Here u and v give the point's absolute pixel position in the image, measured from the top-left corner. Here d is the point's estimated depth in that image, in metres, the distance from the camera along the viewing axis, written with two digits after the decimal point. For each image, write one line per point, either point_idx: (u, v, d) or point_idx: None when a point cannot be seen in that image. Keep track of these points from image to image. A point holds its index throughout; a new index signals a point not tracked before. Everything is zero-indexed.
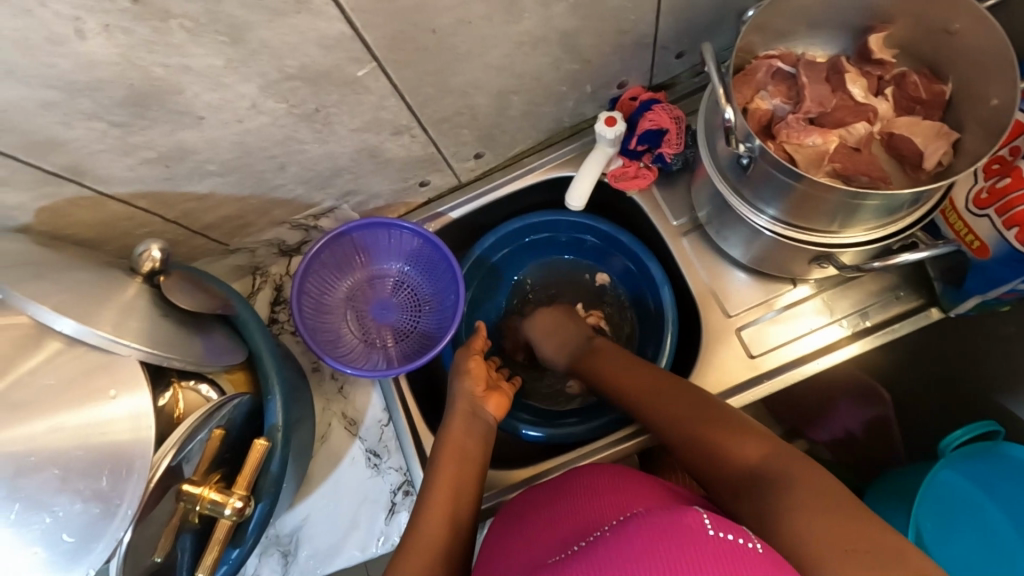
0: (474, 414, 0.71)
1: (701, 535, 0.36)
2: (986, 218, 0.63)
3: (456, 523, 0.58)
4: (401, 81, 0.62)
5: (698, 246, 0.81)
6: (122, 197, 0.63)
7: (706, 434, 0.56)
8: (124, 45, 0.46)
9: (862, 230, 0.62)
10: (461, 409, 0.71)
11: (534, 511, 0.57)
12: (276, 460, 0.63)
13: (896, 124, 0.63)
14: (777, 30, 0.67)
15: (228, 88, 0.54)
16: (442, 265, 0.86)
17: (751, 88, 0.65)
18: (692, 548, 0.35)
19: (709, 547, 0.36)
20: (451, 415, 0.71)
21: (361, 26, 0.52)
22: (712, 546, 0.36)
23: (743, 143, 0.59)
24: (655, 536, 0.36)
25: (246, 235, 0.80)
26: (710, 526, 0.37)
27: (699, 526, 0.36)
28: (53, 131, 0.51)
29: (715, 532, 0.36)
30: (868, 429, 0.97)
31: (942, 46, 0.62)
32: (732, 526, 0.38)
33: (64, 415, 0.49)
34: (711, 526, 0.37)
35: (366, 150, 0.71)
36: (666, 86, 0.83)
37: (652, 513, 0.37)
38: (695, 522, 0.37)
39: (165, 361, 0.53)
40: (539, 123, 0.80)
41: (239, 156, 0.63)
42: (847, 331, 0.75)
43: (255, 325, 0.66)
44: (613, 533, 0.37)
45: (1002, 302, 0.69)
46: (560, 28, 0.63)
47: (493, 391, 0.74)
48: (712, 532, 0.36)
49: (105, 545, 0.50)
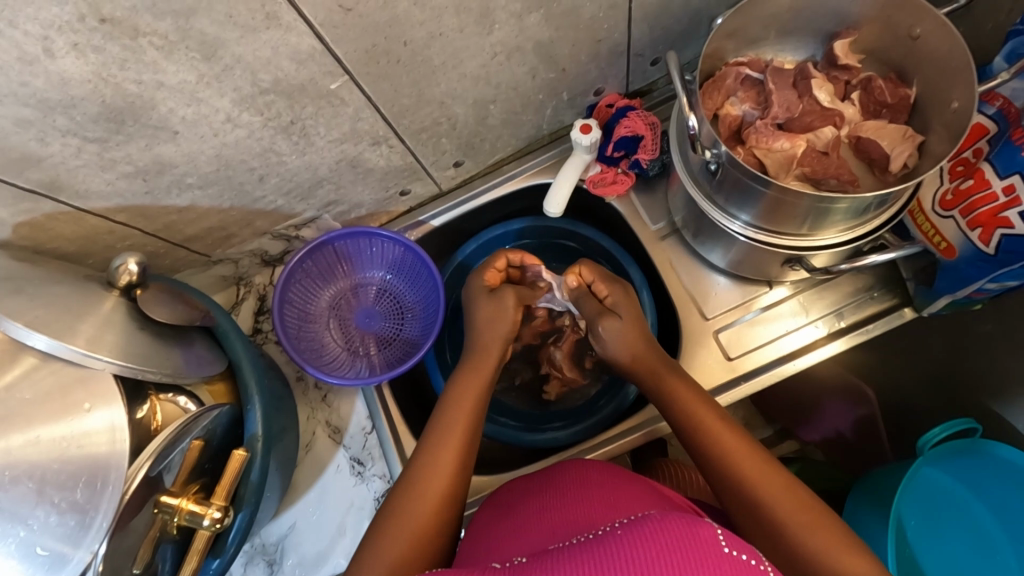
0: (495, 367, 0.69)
1: (714, 550, 0.37)
2: (951, 220, 0.65)
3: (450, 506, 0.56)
4: (376, 93, 0.63)
5: (677, 250, 0.82)
6: (102, 211, 0.63)
7: (786, 513, 0.52)
8: (96, 63, 0.46)
9: (833, 233, 0.63)
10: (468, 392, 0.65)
11: (517, 505, 0.57)
12: (257, 469, 0.64)
13: (863, 128, 0.64)
14: (747, 38, 0.68)
15: (202, 103, 0.54)
16: (424, 273, 0.87)
17: (721, 95, 0.66)
18: (706, 560, 0.36)
19: (724, 563, 0.36)
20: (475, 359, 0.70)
21: (333, 41, 0.53)
22: (726, 561, 0.36)
23: (710, 150, 0.60)
24: (670, 542, 0.36)
25: (229, 247, 0.81)
26: (726, 543, 0.37)
27: (714, 540, 0.37)
28: (28, 147, 0.51)
29: (729, 550, 0.37)
30: (857, 428, 0.99)
31: (906, 50, 0.63)
32: (744, 546, 0.38)
33: (40, 428, 0.50)
34: (723, 542, 0.37)
35: (345, 161, 0.72)
36: (643, 93, 0.84)
37: (665, 520, 0.38)
38: (710, 536, 0.37)
39: (142, 374, 0.54)
40: (518, 131, 0.81)
41: (218, 169, 0.64)
42: (823, 331, 0.76)
43: (235, 335, 0.67)
44: (625, 531, 0.37)
45: (972, 301, 0.70)
46: (533, 38, 0.64)
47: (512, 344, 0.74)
48: (725, 548, 0.37)
49: (81, 557, 0.50)
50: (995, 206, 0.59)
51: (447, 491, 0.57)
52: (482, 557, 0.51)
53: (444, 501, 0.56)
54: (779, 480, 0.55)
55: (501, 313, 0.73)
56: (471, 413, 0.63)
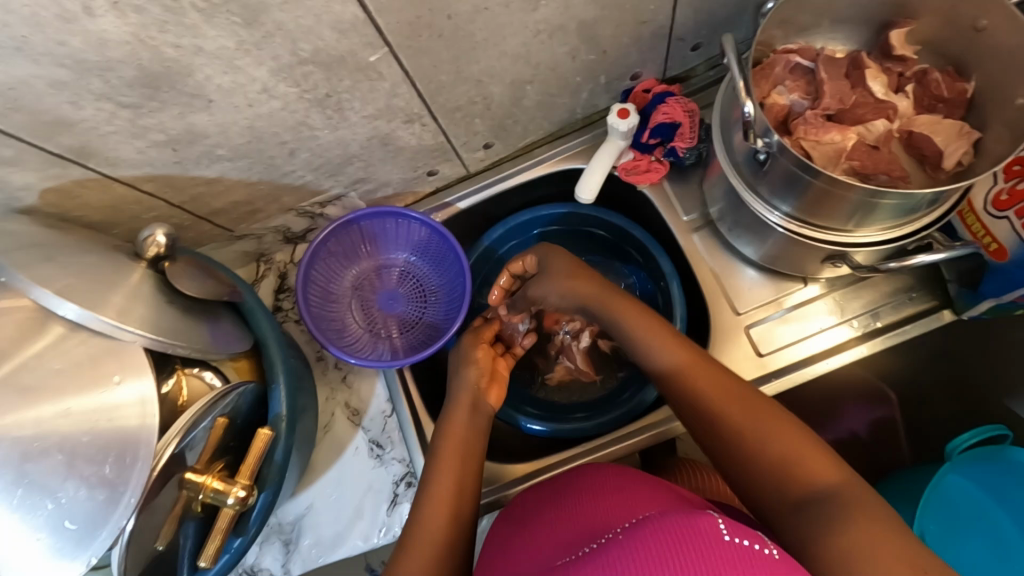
0: (476, 407, 0.69)
1: (715, 540, 0.35)
2: (1005, 221, 0.63)
3: (461, 507, 0.59)
4: (414, 68, 0.61)
5: (709, 242, 0.80)
6: (130, 180, 0.62)
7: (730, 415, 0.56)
8: (135, 24, 0.45)
9: (875, 230, 0.61)
10: (451, 451, 0.63)
11: (534, 516, 0.56)
12: (280, 449, 0.63)
13: (916, 123, 0.62)
14: (798, 24, 0.65)
15: (240, 71, 0.53)
16: (449, 256, 0.85)
17: (769, 83, 0.64)
18: (705, 549, 0.35)
19: (723, 552, 0.35)
20: (453, 407, 0.69)
21: (377, 10, 0.51)
22: (728, 550, 0.35)
23: (761, 138, 0.58)
24: (671, 542, 0.35)
25: (254, 222, 0.80)
26: (726, 531, 0.36)
27: (714, 531, 0.35)
28: (61, 111, 0.50)
29: (731, 537, 0.35)
30: (874, 430, 0.93)
31: (966, 43, 0.61)
32: (748, 532, 0.36)
33: (71, 399, 0.49)
34: (725, 531, 0.36)
35: (377, 138, 0.70)
36: (682, 79, 0.81)
37: (666, 518, 0.36)
38: (711, 528, 0.36)
39: (171, 348, 0.52)
40: (552, 114, 0.79)
41: (249, 141, 0.63)
42: (856, 332, 0.74)
43: (262, 312, 0.65)
44: (626, 536, 0.36)
45: (1016, 307, 0.67)
46: (578, 17, 0.62)
47: (495, 383, 0.72)
48: (727, 537, 0.35)
49: (109, 532, 0.49)
50: None
51: (451, 525, 0.58)
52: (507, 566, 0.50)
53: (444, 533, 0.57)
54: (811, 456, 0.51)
55: (465, 357, 0.74)
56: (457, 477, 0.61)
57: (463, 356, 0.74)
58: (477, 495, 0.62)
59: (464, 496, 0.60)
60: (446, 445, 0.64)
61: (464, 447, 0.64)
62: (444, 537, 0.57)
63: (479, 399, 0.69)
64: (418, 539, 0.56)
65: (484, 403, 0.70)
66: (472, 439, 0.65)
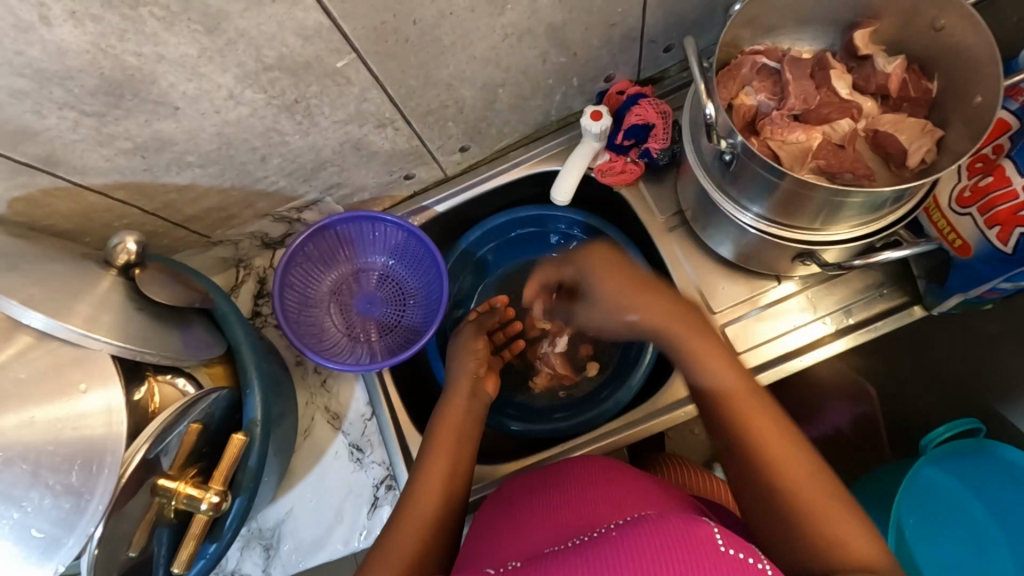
0: (475, 394, 0.72)
1: (711, 550, 0.36)
2: (968, 217, 0.63)
3: (451, 493, 0.60)
4: (383, 73, 0.61)
5: (685, 242, 0.81)
6: (99, 188, 0.62)
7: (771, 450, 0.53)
8: (94, 33, 0.45)
9: (846, 228, 0.61)
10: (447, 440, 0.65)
11: (522, 500, 0.57)
12: (254, 454, 0.63)
13: (880, 122, 0.63)
14: (763, 26, 0.66)
15: (205, 78, 0.53)
16: (427, 259, 0.85)
17: (736, 84, 0.64)
18: (702, 560, 0.35)
19: (719, 565, 0.35)
20: (451, 392, 0.72)
21: (341, 16, 0.52)
22: (723, 562, 0.35)
23: (726, 139, 0.59)
24: (666, 544, 0.35)
25: (230, 228, 0.80)
26: (723, 542, 0.36)
27: (711, 541, 0.36)
28: (24, 120, 0.50)
29: (726, 549, 0.36)
30: (857, 425, 0.95)
31: (927, 43, 0.62)
32: (743, 545, 0.37)
33: (34, 409, 0.49)
34: (722, 542, 0.36)
35: (349, 143, 0.71)
36: (654, 80, 0.82)
37: (663, 521, 0.37)
38: (707, 537, 0.36)
39: (139, 356, 0.53)
40: (526, 116, 0.79)
41: (219, 148, 0.63)
42: (831, 328, 0.75)
43: (235, 318, 0.65)
44: (621, 532, 0.37)
45: (984, 300, 0.68)
46: (545, 20, 0.62)
47: (491, 372, 0.76)
48: (723, 548, 0.36)
49: (77, 540, 0.49)
50: (1015, 204, 0.59)
51: (435, 515, 0.58)
52: (486, 551, 0.51)
53: (428, 525, 0.57)
54: (850, 532, 0.48)
55: (464, 345, 0.79)
56: (446, 469, 0.62)
57: (462, 345, 0.79)
58: (468, 482, 0.64)
59: (451, 490, 0.61)
60: (445, 429, 0.66)
61: (460, 431, 0.66)
62: (433, 519, 0.58)
63: (478, 386, 0.73)
64: (395, 527, 0.57)
65: (483, 390, 0.73)
66: (470, 427, 0.68)
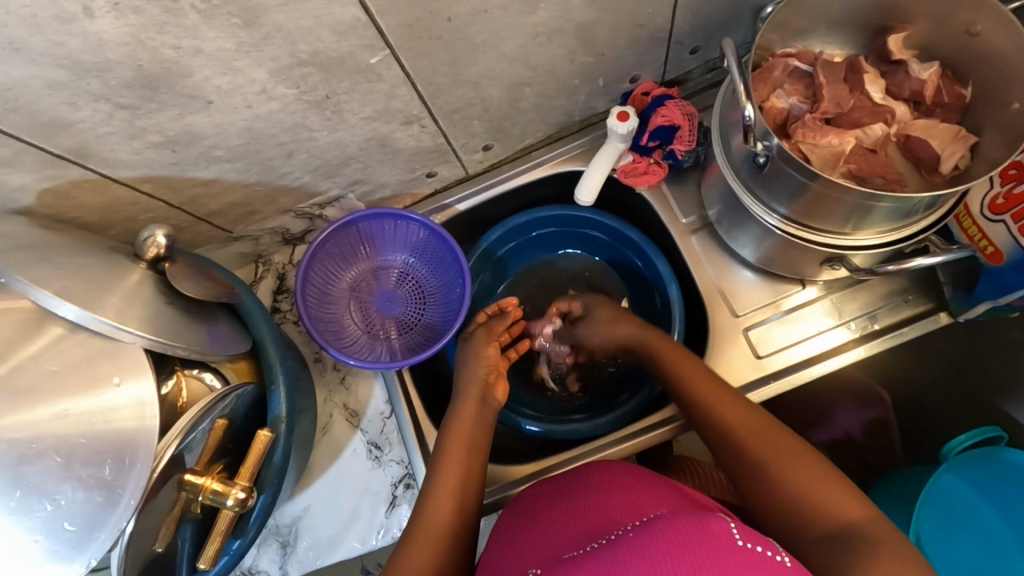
0: (485, 402, 0.69)
1: (728, 543, 0.35)
2: (1001, 224, 0.63)
3: (472, 495, 0.60)
4: (413, 70, 0.60)
5: (707, 244, 0.81)
6: (126, 181, 0.61)
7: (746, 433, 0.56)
8: (134, 25, 0.44)
9: (875, 233, 0.61)
10: (457, 447, 0.64)
11: (546, 505, 0.57)
12: (279, 451, 0.63)
13: (913, 126, 0.62)
14: (794, 28, 0.66)
15: (239, 72, 0.52)
16: (447, 257, 0.85)
17: (768, 86, 0.64)
18: (717, 553, 0.35)
19: (737, 556, 0.35)
20: (462, 399, 0.69)
21: (377, 12, 0.51)
22: (740, 554, 0.35)
23: (761, 141, 0.58)
24: (680, 539, 0.35)
25: (251, 223, 0.79)
26: (740, 536, 0.36)
27: (727, 534, 0.36)
28: (58, 111, 0.50)
29: (744, 542, 0.36)
30: (869, 431, 0.95)
31: (962, 49, 0.61)
32: (760, 538, 0.37)
33: (68, 401, 0.49)
34: (738, 535, 0.36)
35: (375, 140, 0.70)
36: (679, 81, 0.82)
37: (675, 518, 0.37)
38: (723, 531, 0.36)
39: (170, 349, 0.52)
40: (550, 116, 0.79)
41: (247, 143, 0.62)
42: (853, 334, 0.75)
43: (260, 314, 0.65)
44: (636, 533, 0.36)
45: (1013, 308, 0.68)
46: (577, 19, 0.62)
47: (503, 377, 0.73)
48: (739, 541, 0.36)
49: (108, 535, 0.49)
50: None
51: (452, 524, 0.58)
52: (513, 556, 0.50)
53: (447, 532, 0.57)
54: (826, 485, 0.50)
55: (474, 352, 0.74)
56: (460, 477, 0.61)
57: (473, 351, 0.74)
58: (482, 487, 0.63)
59: (468, 492, 0.61)
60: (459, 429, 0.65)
61: (472, 438, 0.65)
62: (456, 520, 0.57)
63: (489, 394, 0.70)
64: (419, 529, 0.57)
65: (491, 396, 0.70)
66: (481, 434, 0.66)
